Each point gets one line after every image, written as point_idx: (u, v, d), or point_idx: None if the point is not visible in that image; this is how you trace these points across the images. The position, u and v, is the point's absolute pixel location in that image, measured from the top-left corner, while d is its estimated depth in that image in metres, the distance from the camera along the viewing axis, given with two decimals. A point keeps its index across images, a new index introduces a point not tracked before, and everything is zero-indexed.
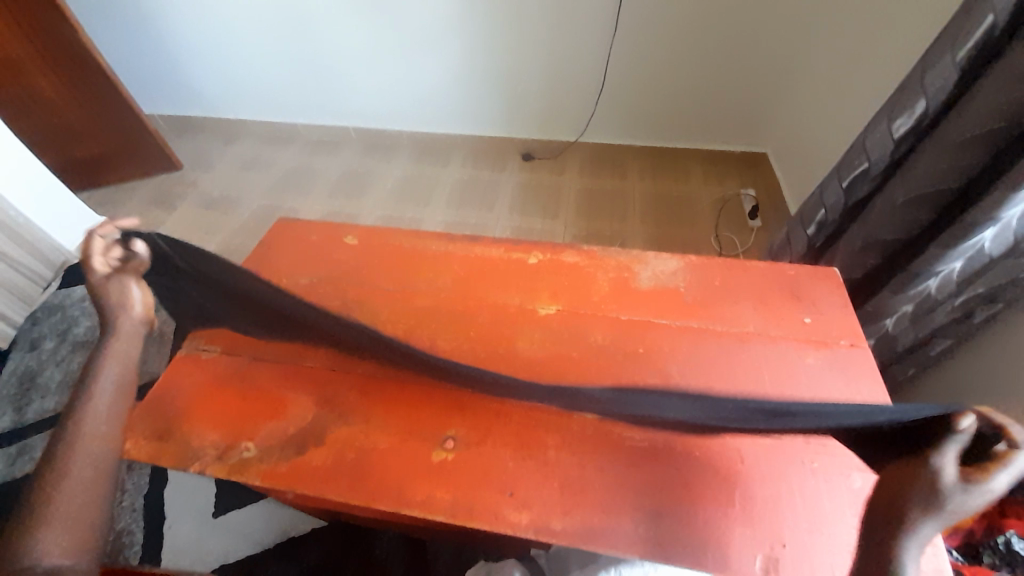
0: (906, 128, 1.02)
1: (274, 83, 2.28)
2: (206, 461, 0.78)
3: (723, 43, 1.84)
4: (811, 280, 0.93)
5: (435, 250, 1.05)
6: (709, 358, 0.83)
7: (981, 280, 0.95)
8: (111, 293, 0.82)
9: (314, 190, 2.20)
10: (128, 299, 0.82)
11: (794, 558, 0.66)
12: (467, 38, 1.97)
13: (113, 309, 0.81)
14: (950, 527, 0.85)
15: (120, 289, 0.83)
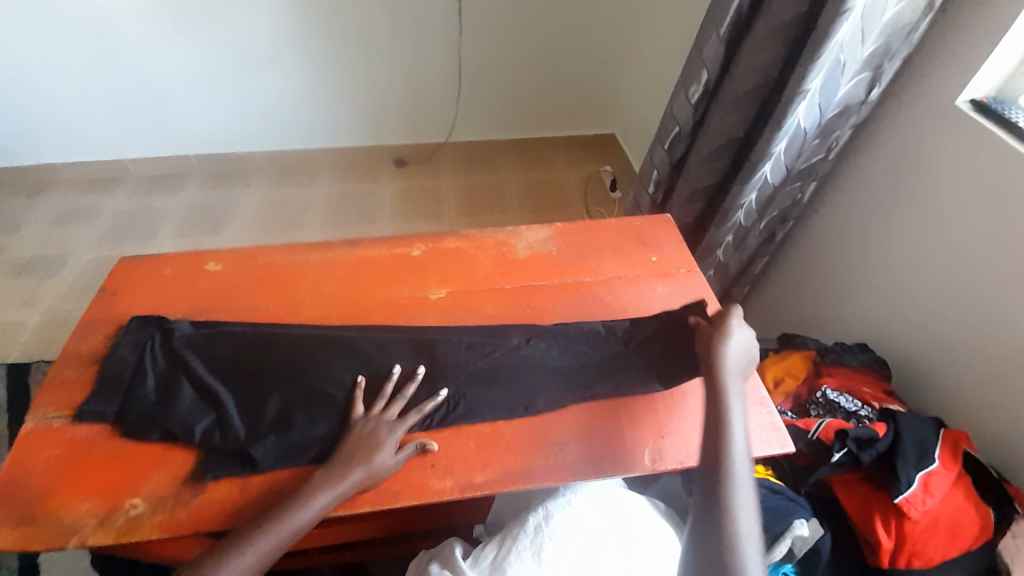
0: (699, 93, 1.25)
1: (85, 118, 1.99)
2: (86, 532, 0.69)
3: (555, 37, 2.05)
4: (655, 226, 1.11)
5: (312, 260, 1.00)
6: (585, 306, 0.95)
7: (773, 205, 1.24)
8: (180, 374, 0.81)
9: (164, 231, 1.96)
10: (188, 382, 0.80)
11: (673, 446, 0.79)
12: (311, 50, 1.93)
13: (173, 382, 0.80)
14: (783, 394, 1.02)
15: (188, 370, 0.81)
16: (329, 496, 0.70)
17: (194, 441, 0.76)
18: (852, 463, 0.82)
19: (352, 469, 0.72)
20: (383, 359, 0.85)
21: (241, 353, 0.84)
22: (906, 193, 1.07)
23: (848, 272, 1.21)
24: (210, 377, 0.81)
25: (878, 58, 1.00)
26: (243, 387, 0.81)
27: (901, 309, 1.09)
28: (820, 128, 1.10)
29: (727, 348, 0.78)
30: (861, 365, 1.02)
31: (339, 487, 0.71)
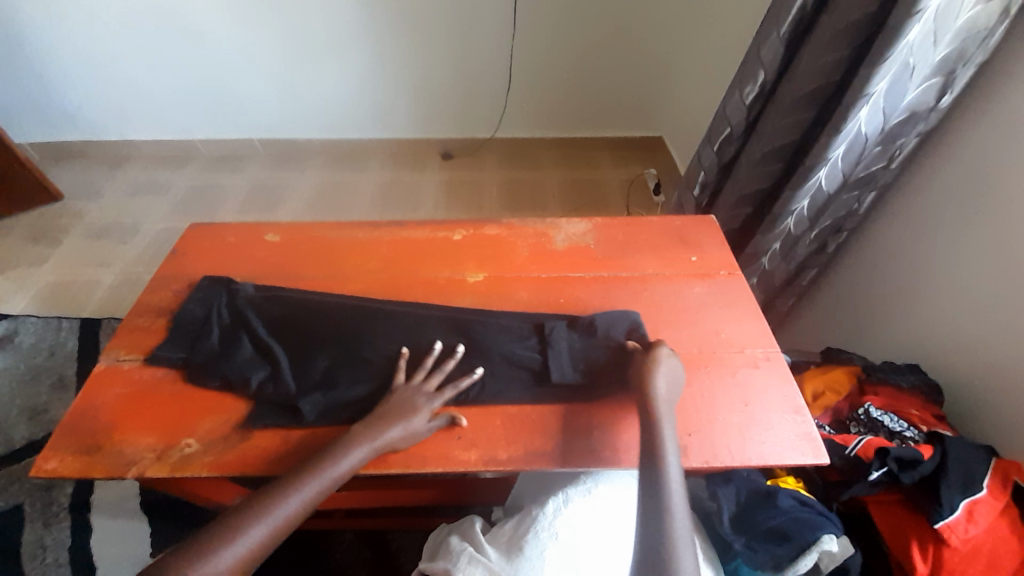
0: (754, 94, 1.22)
1: (166, 100, 2.16)
2: (142, 465, 0.76)
3: (609, 36, 2.03)
4: (696, 227, 1.09)
5: (361, 237, 1.05)
6: (621, 300, 0.96)
7: (826, 214, 1.19)
8: (244, 332, 0.88)
9: (224, 208, 2.10)
10: (246, 336, 0.87)
11: (699, 444, 0.77)
12: (371, 43, 2.01)
13: (234, 336, 0.87)
14: (822, 408, 0.99)
15: (245, 326, 0.89)
16: (364, 454, 0.73)
17: (251, 391, 0.82)
18: (890, 483, 0.77)
19: (383, 430, 0.76)
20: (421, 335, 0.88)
21: (291, 316, 0.90)
22: (973, 208, 1.00)
23: (903, 289, 1.15)
24: (268, 336, 0.88)
25: (952, 63, 0.94)
26: (292, 348, 0.87)
27: (960, 330, 1.03)
28: (882, 134, 1.05)
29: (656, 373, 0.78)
30: (910, 387, 0.96)
31: (370, 446, 0.74)
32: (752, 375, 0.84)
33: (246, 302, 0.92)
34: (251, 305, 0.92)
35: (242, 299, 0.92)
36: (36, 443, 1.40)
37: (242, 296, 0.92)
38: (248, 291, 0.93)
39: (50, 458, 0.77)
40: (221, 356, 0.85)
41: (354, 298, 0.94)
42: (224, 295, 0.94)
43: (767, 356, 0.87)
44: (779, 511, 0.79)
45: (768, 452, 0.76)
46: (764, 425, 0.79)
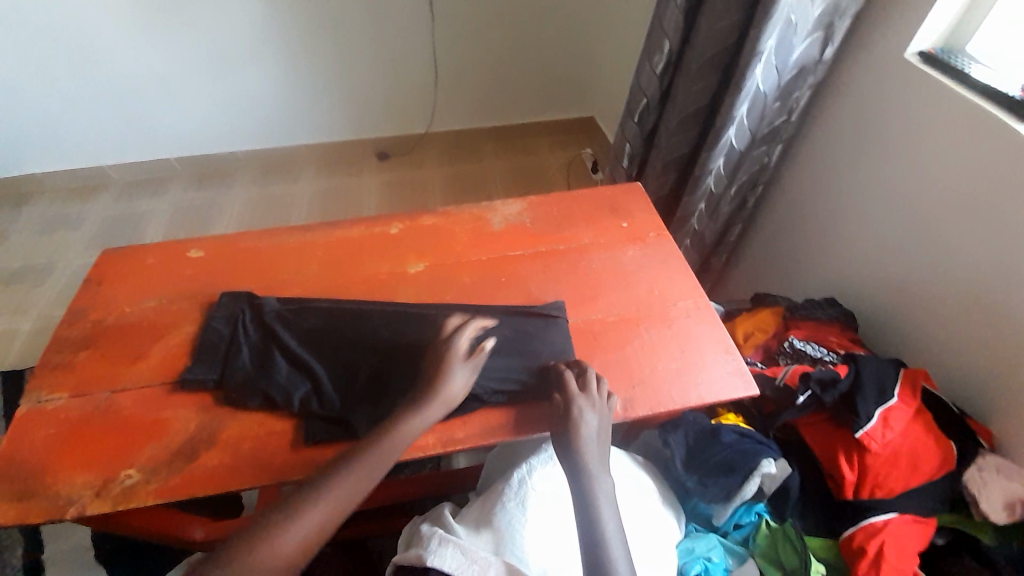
0: (663, 64, 1.28)
1: (66, 126, 1.99)
2: (84, 502, 0.72)
3: (530, 20, 2.05)
4: (626, 194, 1.14)
5: (294, 241, 1.02)
6: (560, 272, 0.99)
7: (741, 171, 1.27)
8: (269, 348, 0.83)
9: (150, 235, 1.97)
10: (240, 352, 0.83)
11: (642, 394, 0.82)
12: (288, 46, 1.93)
13: (232, 352, 0.83)
14: (754, 347, 1.06)
15: (240, 340, 0.84)
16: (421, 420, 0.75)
17: (293, 409, 0.78)
18: (816, 405, 0.85)
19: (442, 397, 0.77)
20: (366, 329, 0.86)
21: (285, 324, 0.86)
22: (864, 148, 1.11)
23: (818, 230, 1.25)
24: (301, 349, 0.83)
25: (827, 18, 1.04)
26: (301, 357, 0.82)
27: (869, 261, 1.14)
28: (779, 90, 1.13)
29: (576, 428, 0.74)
30: (828, 318, 1.06)
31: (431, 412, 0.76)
32: (685, 324, 0.90)
33: (269, 315, 0.87)
34: (270, 318, 0.86)
35: (265, 309, 0.87)
36: None
37: (264, 307, 0.87)
38: (268, 302, 0.88)
39: None
40: (224, 376, 0.81)
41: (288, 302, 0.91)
42: (234, 310, 0.89)
43: (697, 305, 0.93)
44: (724, 445, 0.85)
45: (705, 392, 0.82)
46: (699, 368, 0.85)
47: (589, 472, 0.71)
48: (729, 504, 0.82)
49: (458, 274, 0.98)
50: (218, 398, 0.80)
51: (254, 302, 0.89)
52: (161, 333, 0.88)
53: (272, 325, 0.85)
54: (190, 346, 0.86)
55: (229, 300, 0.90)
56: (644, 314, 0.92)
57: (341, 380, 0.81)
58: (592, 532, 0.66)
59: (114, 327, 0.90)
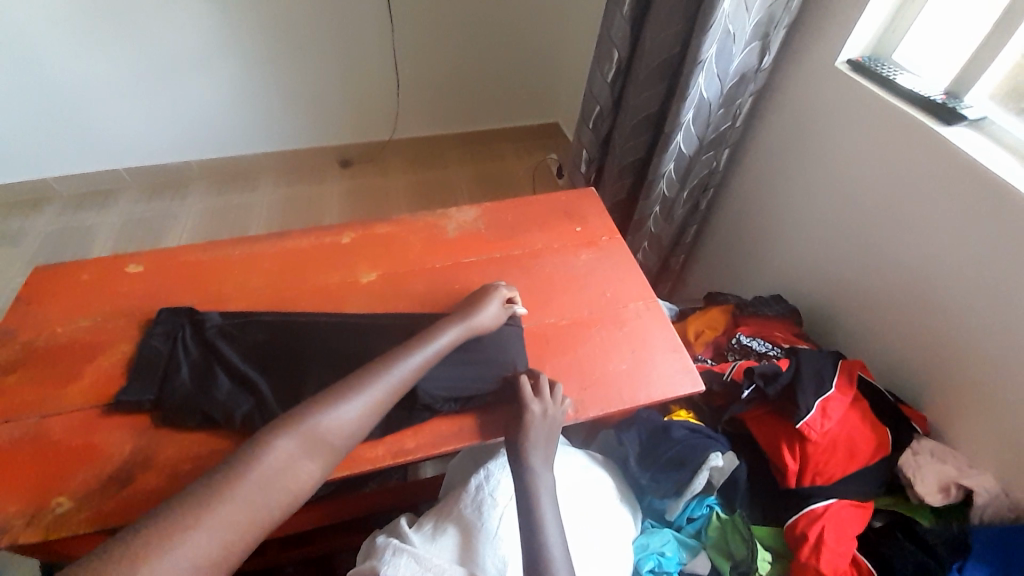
0: (613, 72, 1.31)
1: (2, 136, 1.88)
2: (13, 533, 0.68)
3: (490, 28, 2.07)
4: (580, 199, 1.16)
5: (242, 253, 1.00)
6: (514, 277, 1.00)
7: (692, 175, 1.31)
8: (211, 366, 0.80)
9: (97, 249, 1.88)
10: (180, 370, 0.80)
11: (593, 395, 0.83)
12: (243, 54, 1.89)
13: (171, 370, 0.80)
14: (705, 344, 1.10)
15: (181, 358, 0.81)
16: (362, 406, 0.71)
17: (236, 426, 0.75)
18: (760, 398, 0.89)
19: (383, 383, 0.74)
20: (314, 341, 0.85)
21: (230, 339, 0.84)
22: (804, 151, 1.16)
23: (765, 230, 1.31)
24: (246, 365, 0.81)
25: (763, 29, 1.09)
26: (246, 372, 0.80)
27: (811, 259, 1.19)
28: (722, 97, 1.18)
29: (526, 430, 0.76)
30: (774, 314, 1.10)
31: (371, 397, 0.73)
32: (635, 325, 0.92)
33: (212, 330, 0.85)
34: (213, 333, 0.84)
35: (209, 324, 0.85)
36: None
37: (207, 323, 0.85)
38: (211, 317, 0.86)
39: None
40: (161, 395, 0.77)
41: (232, 316, 0.88)
42: (173, 327, 0.85)
43: (647, 306, 0.95)
44: (675, 441, 0.87)
45: (654, 390, 0.84)
46: (648, 367, 0.87)
47: (532, 468, 0.73)
48: (681, 498, 0.84)
49: (412, 284, 0.97)
50: (158, 418, 0.77)
51: (196, 317, 0.86)
52: (98, 352, 0.84)
53: (214, 341, 0.83)
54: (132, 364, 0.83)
55: (169, 317, 0.87)
56: (595, 317, 0.93)
57: (287, 395, 0.79)
58: (532, 531, 0.67)
59: (46, 348, 0.85)
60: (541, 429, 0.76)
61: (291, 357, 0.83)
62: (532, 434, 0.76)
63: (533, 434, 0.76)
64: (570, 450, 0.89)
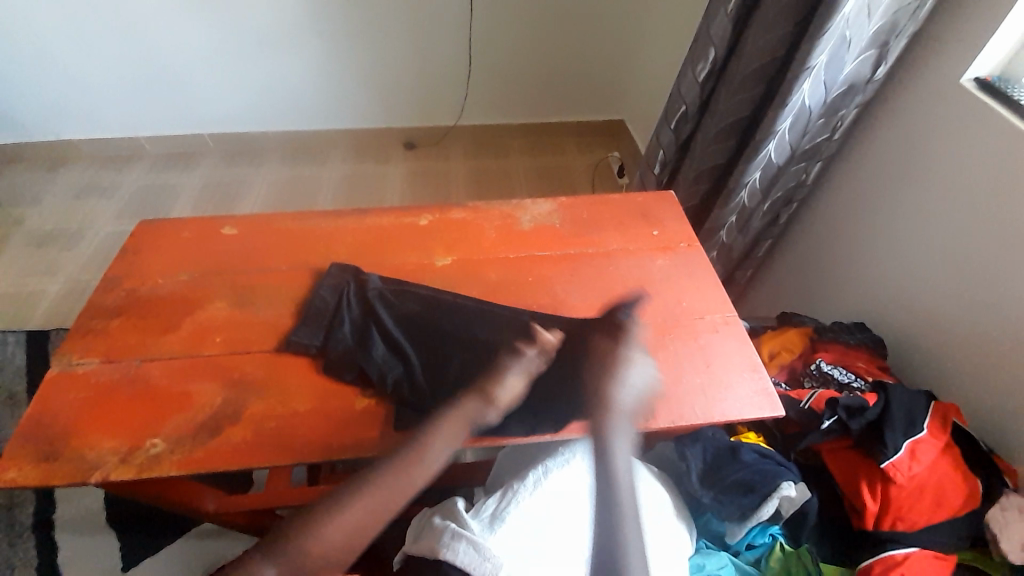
0: (706, 72, 1.26)
1: (105, 96, 2.03)
2: (108, 467, 0.73)
3: (568, 19, 2.03)
4: (658, 203, 1.13)
5: (325, 226, 1.03)
6: (587, 276, 0.98)
7: (777, 186, 1.24)
8: (369, 330, 0.85)
9: (178, 208, 2.01)
10: (341, 329, 0.85)
11: (666, 405, 0.81)
12: (325, 32, 1.95)
13: (336, 325, 0.86)
14: (778, 367, 1.05)
15: (344, 315, 0.87)
16: (358, 516, 0.73)
17: (386, 390, 0.80)
18: (841, 431, 0.84)
19: (382, 494, 0.73)
20: (461, 320, 0.87)
21: (384, 304, 0.88)
22: (910, 173, 1.07)
23: (852, 252, 1.22)
24: (400, 333, 0.86)
25: (883, 37, 1.01)
26: (394, 339, 0.85)
27: (902, 289, 1.11)
28: (825, 107, 1.10)
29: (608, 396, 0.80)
30: (858, 343, 1.03)
31: (370, 507, 0.73)
32: (712, 339, 0.89)
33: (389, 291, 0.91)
34: (383, 296, 0.90)
35: (372, 287, 0.91)
36: None
37: (371, 285, 0.91)
38: (374, 280, 0.91)
39: (6, 469, 0.73)
40: (327, 347, 0.84)
41: (392, 284, 0.93)
42: (332, 287, 0.91)
43: (725, 320, 0.91)
44: (744, 465, 0.84)
45: (729, 410, 0.81)
46: (724, 384, 0.83)
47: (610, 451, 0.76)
48: (744, 524, 0.81)
49: (484, 273, 0.97)
50: (244, 373, 0.82)
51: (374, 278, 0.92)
52: (192, 307, 0.90)
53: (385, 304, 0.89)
54: (230, 318, 0.89)
55: (334, 275, 0.93)
56: (670, 325, 0.90)
57: (426, 367, 0.83)
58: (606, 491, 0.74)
59: (146, 297, 0.92)
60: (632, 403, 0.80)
61: (436, 331, 0.86)
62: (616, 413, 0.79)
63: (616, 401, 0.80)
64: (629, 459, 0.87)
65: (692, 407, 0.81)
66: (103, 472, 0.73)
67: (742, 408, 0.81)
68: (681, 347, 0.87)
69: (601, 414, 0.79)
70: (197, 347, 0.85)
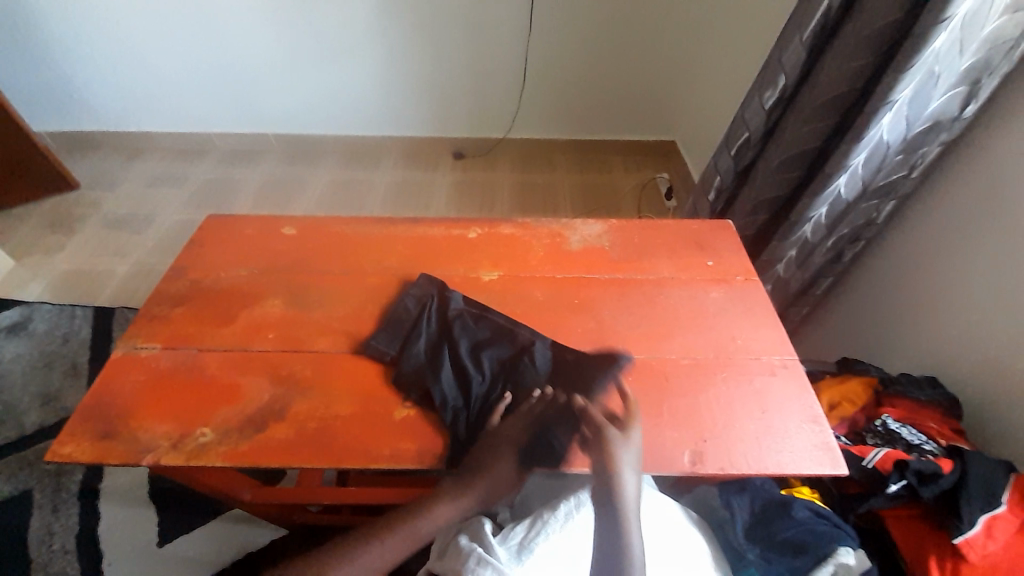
0: (774, 99, 1.21)
1: (181, 95, 2.17)
2: (159, 452, 0.76)
3: (629, 38, 2.01)
4: (714, 232, 1.08)
5: (378, 232, 1.05)
6: (636, 302, 0.95)
7: (844, 223, 1.16)
8: (440, 349, 0.85)
9: (238, 202, 2.11)
10: (415, 344, 0.85)
11: (716, 448, 0.76)
12: (388, 42, 2.01)
13: (412, 337, 0.86)
14: (838, 419, 0.98)
15: (418, 328, 0.87)
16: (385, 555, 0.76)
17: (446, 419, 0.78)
18: (909, 497, 0.78)
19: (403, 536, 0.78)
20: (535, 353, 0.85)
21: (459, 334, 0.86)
22: (995, 220, 0.97)
23: (924, 300, 1.12)
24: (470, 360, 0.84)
25: (976, 72, 0.92)
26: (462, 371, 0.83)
27: (981, 347, 1.00)
28: (905, 143, 1.02)
29: (618, 461, 0.73)
30: (928, 400, 0.94)
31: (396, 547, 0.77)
32: (770, 382, 0.83)
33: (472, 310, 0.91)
34: (462, 313, 0.89)
35: (454, 303, 0.90)
36: (42, 430, 1.40)
37: (451, 300, 0.90)
38: (455, 297, 0.91)
39: (66, 443, 0.77)
40: (400, 361, 0.84)
41: (472, 304, 0.92)
42: (410, 300, 0.92)
43: (784, 362, 0.86)
44: (795, 522, 0.78)
45: (785, 461, 0.75)
46: (780, 433, 0.78)
47: (622, 520, 0.70)
48: None
49: (529, 292, 0.96)
50: (292, 371, 0.84)
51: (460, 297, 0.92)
52: (249, 301, 0.93)
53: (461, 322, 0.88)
54: (284, 316, 0.91)
55: (416, 287, 0.93)
56: (720, 361, 0.86)
57: (488, 400, 0.81)
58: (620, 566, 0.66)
59: (208, 289, 0.96)
60: (633, 476, 0.73)
61: (507, 363, 0.85)
62: (627, 484, 0.72)
63: (626, 468, 0.73)
64: (667, 500, 0.83)
65: (745, 453, 0.76)
66: (154, 456, 0.76)
67: (798, 458, 0.75)
68: (733, 387, 0.83)
69: (615, 476, 0.73)
70: (249, 342, 0.87)
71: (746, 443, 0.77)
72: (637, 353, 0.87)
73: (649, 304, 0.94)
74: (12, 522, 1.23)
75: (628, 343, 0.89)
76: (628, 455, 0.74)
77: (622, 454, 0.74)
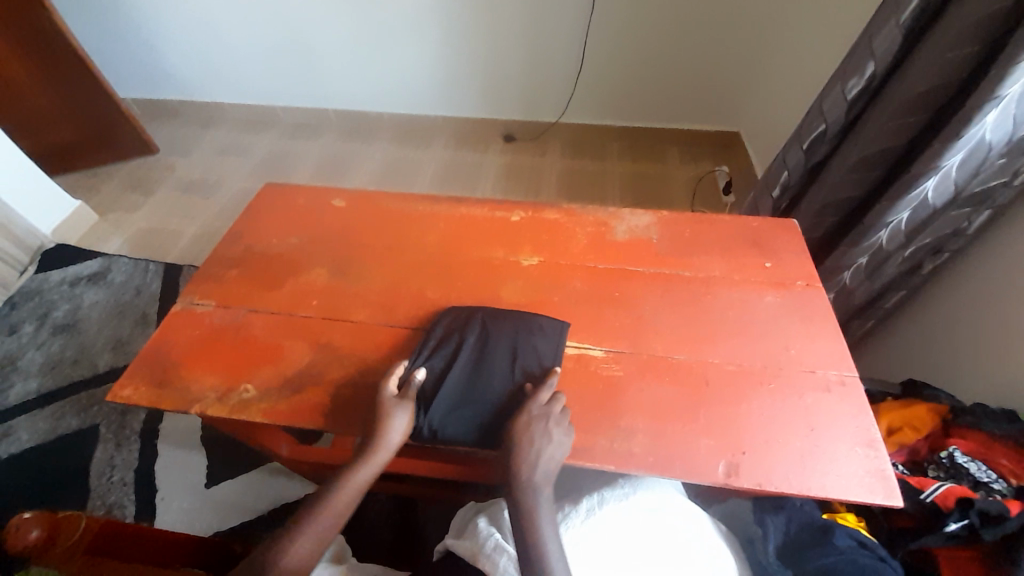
0: (858, 89, 1.10)
1: (249, 68, 2.26)
2: (206, 403, 0.81)
3: (697, 21, 1.88)
4: (775, 232, 1.00)
5: (422, 210, 1.06)
6: (681, 300, 0.90)
7: (926, 232, 1.04)
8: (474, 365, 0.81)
9: (297, 174, 2.20)
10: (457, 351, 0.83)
11: (753, 462, 0.72)
12: (447, 22, 1.99)
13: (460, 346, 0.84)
14: (897, 445, 0.91)
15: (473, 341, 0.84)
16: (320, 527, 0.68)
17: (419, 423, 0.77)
18: (968, 538, 0.71)
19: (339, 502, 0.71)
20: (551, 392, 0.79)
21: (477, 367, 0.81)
22: None
23: (1013, 325, 1.00)
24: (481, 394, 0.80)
25: None
26: (450, 403, 0.78)
27: None
28: (1010, 145, 0.89)
29: (525, 448, 0.70)
30: (1003, 435, 0.83)
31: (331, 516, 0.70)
32: (822, 399, 0.77)
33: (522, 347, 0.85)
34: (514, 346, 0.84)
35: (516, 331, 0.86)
36: (113, 371, 1.54)
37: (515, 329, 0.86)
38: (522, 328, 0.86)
39: (126, 387, 0.84)
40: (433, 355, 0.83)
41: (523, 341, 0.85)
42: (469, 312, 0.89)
43: (841, 378, 0.79)
44: (836, 550, 0.72)
45: (830, 484, 0.70)
46: (828, 454, 0.72)
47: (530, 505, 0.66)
48: None
49: (569, 281, 0.93)
50: (330, 340, 0.86)
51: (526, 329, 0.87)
52: (295, 270, 0.97)
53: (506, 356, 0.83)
54: (328, 285, 0.94)
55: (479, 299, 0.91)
56: (768, 371, 0.81)
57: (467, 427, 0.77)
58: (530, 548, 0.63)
59: (258, 254, 1.00)
60: (549, 463, 0.70)
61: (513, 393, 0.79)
62: (535, 469, 0.69)
63: (533, 455, 0.70)
64: (696, 509, 0.79)
65: (786, 472, 0.71)
66: (198, 407, 0.81)
67: (846, 484, 0.70)
68: (780, 399, 0.77)
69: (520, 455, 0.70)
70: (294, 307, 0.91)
71: (788, 460, 0.72)
72: (676, 354, 0.83)
73: (695, 303, 0.89)
74: (85, 450, 1.37)
75: (669, 342, 0.85)
76: (540, 442, 0.71)
77: (531, 443, 0.71)
